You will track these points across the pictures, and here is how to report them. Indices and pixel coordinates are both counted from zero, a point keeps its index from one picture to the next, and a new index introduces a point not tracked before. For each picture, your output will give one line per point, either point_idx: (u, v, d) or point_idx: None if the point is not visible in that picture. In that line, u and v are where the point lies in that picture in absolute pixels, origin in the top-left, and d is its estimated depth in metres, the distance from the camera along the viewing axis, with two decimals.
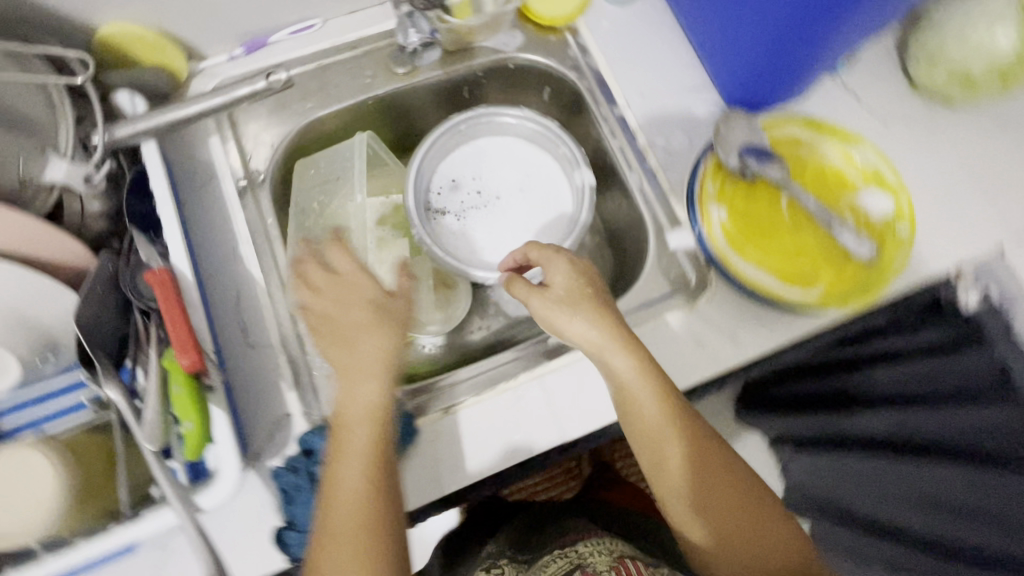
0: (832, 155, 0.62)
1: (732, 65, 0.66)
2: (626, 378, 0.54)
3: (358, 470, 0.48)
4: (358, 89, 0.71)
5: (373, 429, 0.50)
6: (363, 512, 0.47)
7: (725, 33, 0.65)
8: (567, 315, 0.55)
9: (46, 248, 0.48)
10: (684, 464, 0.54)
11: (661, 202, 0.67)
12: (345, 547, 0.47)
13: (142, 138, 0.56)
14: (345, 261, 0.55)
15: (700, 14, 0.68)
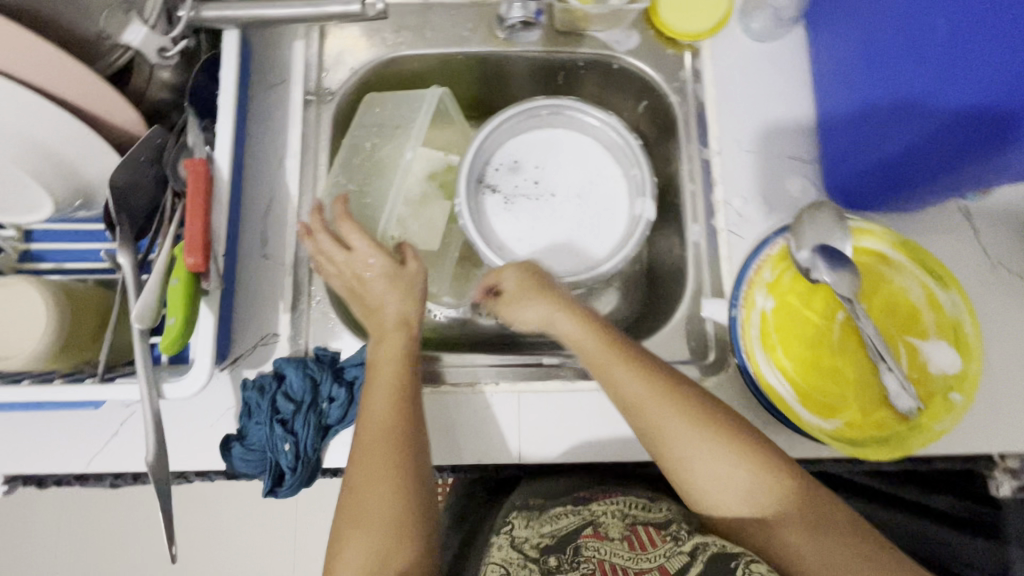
0: (912, 287, 0.56)
1: (841, 151, 0.60)
2: (584, 345, 0.56)
3: (385, 401, 0.51)
4: (454, 40, 0.68)
5: (402, 369, 0.53)
6: (390, 436, 0.49)
7: (858, 114, 0.58)
8: (523, 305, 0.60)
9: (103, 106, 0.49)
10: (680, 423, 0.49)
11: (711, 265, 0.62)
12: (376, 467, 0.48)
13: (226, 25, 0.55)
14: (357, 235, 0.58)
15: (840, 81, 0.60)
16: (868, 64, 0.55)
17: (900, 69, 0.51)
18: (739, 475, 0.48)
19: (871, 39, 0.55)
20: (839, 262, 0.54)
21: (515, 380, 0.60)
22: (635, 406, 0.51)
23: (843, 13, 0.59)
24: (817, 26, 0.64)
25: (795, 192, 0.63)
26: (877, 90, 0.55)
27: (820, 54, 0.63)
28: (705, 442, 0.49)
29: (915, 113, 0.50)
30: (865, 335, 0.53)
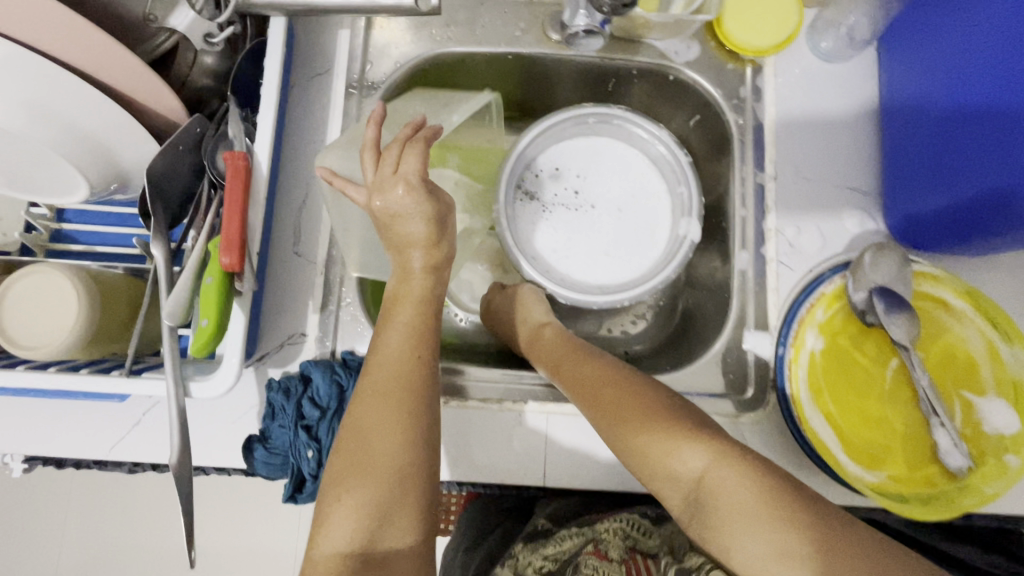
0: (973, 339, 0.53)
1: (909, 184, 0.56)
2: (545, 350, 0.59)
3: (398, 340, 0.48)
4: (504, 39, 0.65)
5: (421, 313, 0.49)
6: (399, 379, 0.46)
7: (922, 158, 0.55)
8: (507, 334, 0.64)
9: (145, 92, 0.47)
10: (615, 420, 0.49)
11: (757, 295, 0.60)
12: (382, 411, 0.45)
13: (275, 12, 0.53)
14: (412, 165, 0.48)
15: (908, 119, 0.57)
16: (939, 108, 0.52)
17: (972, 120, 0.49)
18: (670, 461, 0.45)
19: (944, 82, 0.52)
20: (896, 307, 0.51)
21: (544, 401, 0.58)
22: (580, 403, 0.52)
23: (919, 46, 0.55)
24: (889, 53, 0.60)
25: (853, 226, 0.60)
26: (946, 137, 0.52)
27: (892, 83, 0.60)
28: (626, 432, 0.48)
29: (985, 167, 0.47)
30: (919, 387, 0.51)
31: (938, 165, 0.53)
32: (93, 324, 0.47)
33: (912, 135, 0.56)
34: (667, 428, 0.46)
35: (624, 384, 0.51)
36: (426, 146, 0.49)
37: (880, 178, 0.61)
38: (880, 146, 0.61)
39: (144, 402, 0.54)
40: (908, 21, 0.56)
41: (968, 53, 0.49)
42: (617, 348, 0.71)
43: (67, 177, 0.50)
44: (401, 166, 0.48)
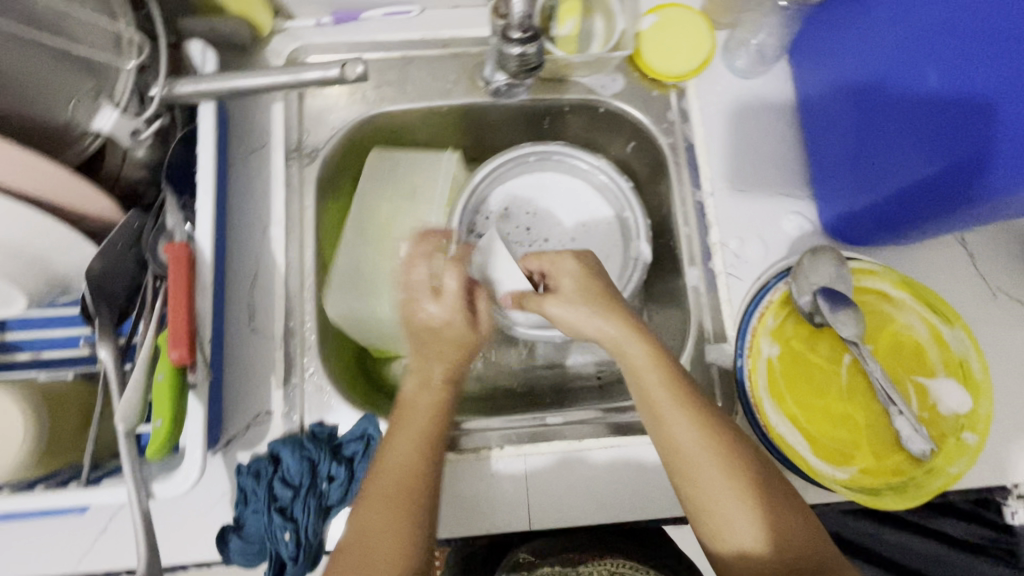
0: (917, 324, 0.55)
1: (872, 172, 0.54)
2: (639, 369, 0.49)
3: (410, 445, 0.47)
4: (436, 93, 0.66)
5: (434, 417, 0.49)
6: (410, 469, 0.46)
7: (859, 140, 0.55)
8: (580, 309, 0.52)
9: (74, 199, 0.46)
10: (710, 469, 0.45)
11: (711, 310, 0.61)
12: (385, 512, 0.44)
13: (200, 99, 0.53)
14: (453, 280, 0.55)
15: (840, 107, 0.57)
16: (878, 94, 0.52)
17: (904, 99, 0.49)
18: (730, 482, 0.45)
19: (872, 66, 0.52)
20: (840, 304, 0.53)
21: (520, 444, 0.58)
22: (665, 433, 0.47)
23: (847, 31, 0.55)
24: (818, 45, 0.60)
25: (792, 230, 0.63)
26: (880, 117, 0.52)
27: (818, 78, 0.60)
28: (720, 486, 0.45)
29: (920, 144, 0.47)
30: (874, 379, 0.53)
31: (894, 149, 0.51)
32: (43, 437, 0.46)
33: (866, 123, 0.54)
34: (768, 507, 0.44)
35: (723, 434, 0.46)
36: (462, 263, 0.56)
37: (826, 168, 0.61)
38: (820, 137, 0.61)
39: (108, 508, 0.52)
40: (827, 14, 0.58)
41: (896, 34, 0.49)
42: (589, 374, 0.71)
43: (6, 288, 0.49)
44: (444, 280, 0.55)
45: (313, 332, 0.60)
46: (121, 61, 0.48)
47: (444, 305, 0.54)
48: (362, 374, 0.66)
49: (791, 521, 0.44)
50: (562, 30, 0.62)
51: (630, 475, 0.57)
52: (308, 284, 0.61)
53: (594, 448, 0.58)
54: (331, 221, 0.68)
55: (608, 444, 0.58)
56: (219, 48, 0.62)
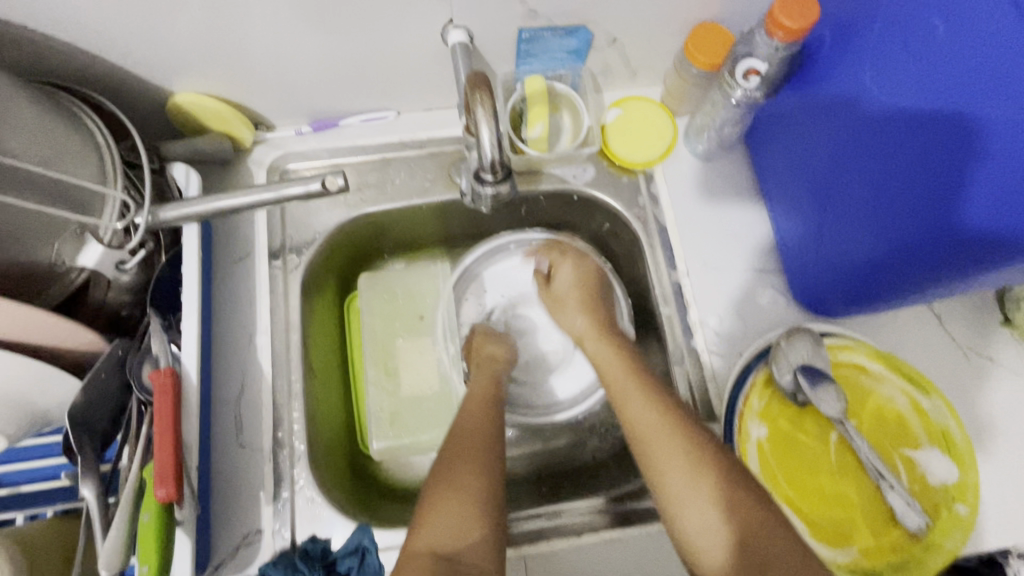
0: (896, 396, 0.56)
1: (859, 216, 0.53)
2: (614, 376, 0.56)
3: (474, 412, 0.56)
4: (416, 192, 0.69)
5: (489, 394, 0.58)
6: (478, 422, 0.55)
7: (851, 212, 0.54)
8: (572, 308, 0.65)
9: (58, 337, 0.46)
10: (676, 467, 0.47)
11: (696, 388, 0.63)
12: (462, 455, 0.50)
13: (185, 222, 0.54)
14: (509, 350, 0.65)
15: (819, 183, 0.58)
16: (852, 129, 0.52)
17: (889, 161, 0.49)
18: (681, 463, 0.47)
19: (845, 142, 0.53)
20: (819, 380, 0.55)
21: (518, 545, 0.57)
22: (637, 433, 0.51)
23: (808, 119, 0.58)
24: (777, 141, 0.63)
25: (768, 304, 0.65)
26: (869, 186, 0.52)
27: (785, 168, 0.62)
28: (687, 482, 0.47)
29: (918, 200, 0.46)
30: (862, 455, 0.54)
31: (882, 187, 0.50)
32: None
33: (845, 165, 0.54)
34: (731, 503, 0.45)
35: (695, 432, 0.49)
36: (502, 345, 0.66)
37: (817, 248, 0.60)
38: (805, 218, 0.61)
39: None
40: (783, 108, 0.61)
41: (862, 111, 0.51)
42: (585, 452, 0.70)
43: None
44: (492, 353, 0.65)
45: (302, 440, 0.59)
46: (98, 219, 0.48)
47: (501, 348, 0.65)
48: (353, 476, 0.65)
49: (751, 513, 0.45)
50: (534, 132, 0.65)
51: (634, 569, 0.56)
52: (296, 390, 0.61)
53: (595, 544, 0.57)
54: (317, 322, 0.69)
55: (608, 539, 0.57)
56: (200, 165, 0.64)
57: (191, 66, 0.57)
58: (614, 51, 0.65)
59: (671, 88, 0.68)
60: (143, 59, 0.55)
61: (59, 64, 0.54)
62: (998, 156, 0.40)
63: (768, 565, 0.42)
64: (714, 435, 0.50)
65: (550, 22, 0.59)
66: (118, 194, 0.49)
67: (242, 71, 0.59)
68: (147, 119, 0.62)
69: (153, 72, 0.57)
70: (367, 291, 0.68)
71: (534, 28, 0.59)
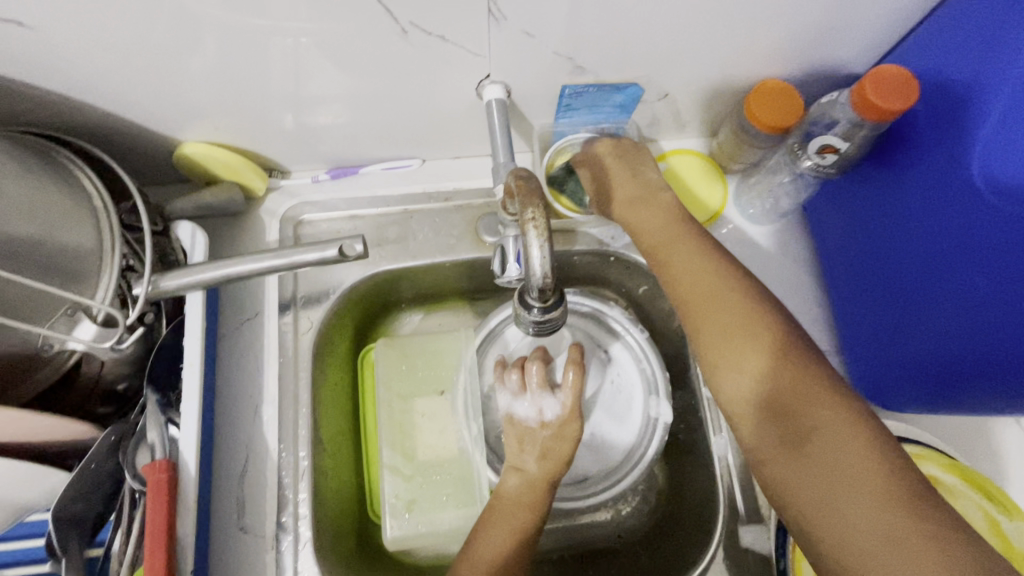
0: (972, 514, 0.50)
1: (947, 275, 0.46)
2: (660, 236, 0.52)
3: (502, 536, 0.51)
4: (440, 248, 0.64)
5: (529, 508, 0.53)
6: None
7: (936, 293, 0.47)
8: (626, 172, 0.56)
9: (44, 430, 0.42)
10: (726, 324, 0.45)
11: (742, 484, 0.57)
12: None
13: (189, 290, 0.49)
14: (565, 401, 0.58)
15: (892, 261, 0.52)
16: (944, 172, 0.46)
17: (984, 225, 0.43)
18: (740, 347, 0.44)
19: (931, 205, 0.47)
20: None
21: None
22: (678, 286, 0.49)
23: (878, 187, 0.52)
24: (845, 211, 0.56)
25: None
26: (956, 257, 0.45)
27: (851, 249, 0.56)
28: (735, 337, 0.45)
29: None
30: None
31: (985, 245, 0.43)
32: None
33: (932, 215, 0.47)
34: (786, 349, 0.43)
35: (748, 294, 0.46)
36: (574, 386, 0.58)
37: (891, 341, 0.53)
38: (878, 304, 0.54)
39: None
40: (848, 182, 0.56)
41: (947, 173, 0.46)
42: (608, 533, 0.66)
43: None
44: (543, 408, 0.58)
45: (309, 525, 0.55)
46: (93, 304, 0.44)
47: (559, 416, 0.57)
48: (361, 557, 0.61)
49: (807, 395, 0.41)
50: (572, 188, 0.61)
51: None
52: (303, 469, 0.56)
53: None
54: (328, 384, 0.64)
55: None
56: (209, 216, 0.59)
57: (203, 115, 0.52)
58: (663, 105, 0.59)
59: (724, 145, 0.62)
60: (152, 109, 0.51)
61: (60, 114, 0.49)
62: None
63: (811, 443, 0.40)
64: (765, 287, 0.47)
65: (597, 77, 0.53)
66: (116, 266, 0.45)
67: (259, 121, 0.54)
68: (154, 167, 0.57)
69: (161, 122, 0.52)
70: (384, 359, 0.63)
71: (579, 84, 0.54)
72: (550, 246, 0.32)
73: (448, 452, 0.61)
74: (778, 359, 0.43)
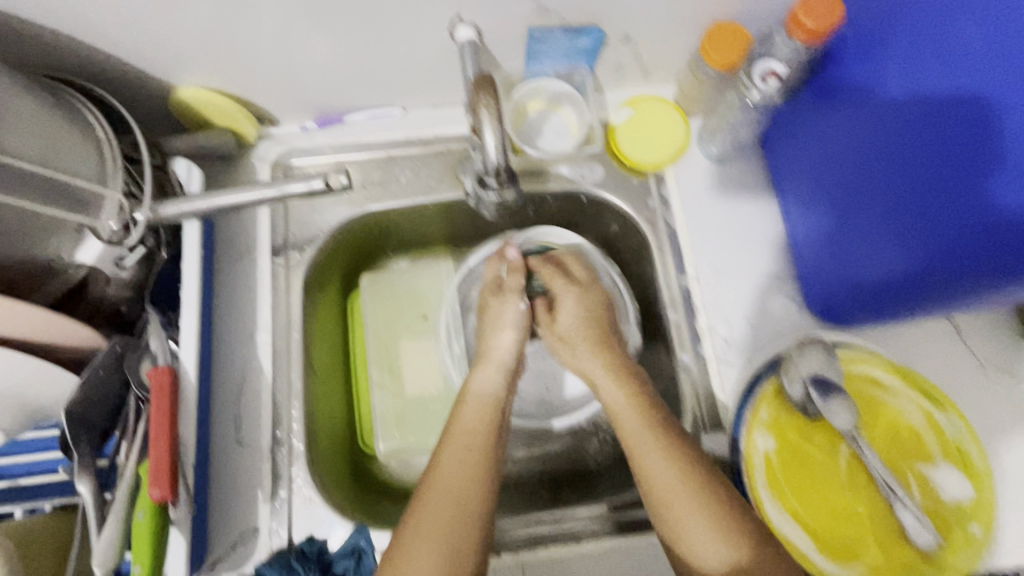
0: (910, 410, 0.55)
1: (876, 191, 0.51)
2: (623, 417, 0.51)
3: (466, 453, 0.50)
4: (421, 190, 0.68)
5: (487, 419, 0.53)
6: (466, 483, 0.48)
7: (881, 223, 0.50)
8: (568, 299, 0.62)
9: (56, 335, 0.46)
10: (665, 464, 0.47)
11: (704, 398, 0.61)
12: (440, 517, 0.46)
13: (187, 218, 0.53)
14: (517, 314, 0.61)
15: (834, 178, 0.56)
16: (874, 97, 0.50)
17: (917, 158, 0.46)
18: (672, 483, 0.46)
19: (862, 126, 0.52)
20: (832, 394, 0.53)
21: (518, 551, 0.56)
22: (655, 489, 0.47)
23: (841, 126, 0.54)
24: (793, 142, 0.61)
25: (779, 312, 0.63)
26: (900, 193, 0.48)
27: (808, 172, 0.59)
28: (678, 487, 0.46)
29: (941, 183, 0.44)
30: (874, 471, 0.52)
31: (902, 163, 0.48)
32: None
33: (863, 139, 0.52)
34: (728, 522, 0.45)
35: (678, 455, 0.47)
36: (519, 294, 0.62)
37: (837, 250, 0.57)
38: (825, 221, 0.58)
39: None
40: (812, 114, 0.57)
41: (899, 113, 0.48)
42: (586, 461, 0.71)
43: None
44: (506, 314, 0.61)
45: (302, 440, 0.59)
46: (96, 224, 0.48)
47: (513, 333, 0.60)
48: (354, 474, 0.66)
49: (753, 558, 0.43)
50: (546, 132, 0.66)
51: None
52: (296, 390, 0.61)
53: (594, 551, 0.56)
54: (318, 320, 0.68)
55: (606, 548, 0.56)
56: (203, 159, 0.63)
57: (196, 60, 0.56)
58: (626, 49, 0.63)
59: (686, 88, 0.66)
60: (148, 54, 0.54)
61: (63, 58, 0.53)
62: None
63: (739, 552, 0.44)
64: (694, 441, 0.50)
65: (562, 20, 0.57)
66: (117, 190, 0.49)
67: (247, 67, 0.58)
68: (151, 113, 0.61)
69: (157, 67, 0.56)
70: (367, 292, 0.68)
71: (544, 27, 0.58)
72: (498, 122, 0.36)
73: (432, 378, 0.65)
74: (707, 485, 0.46)
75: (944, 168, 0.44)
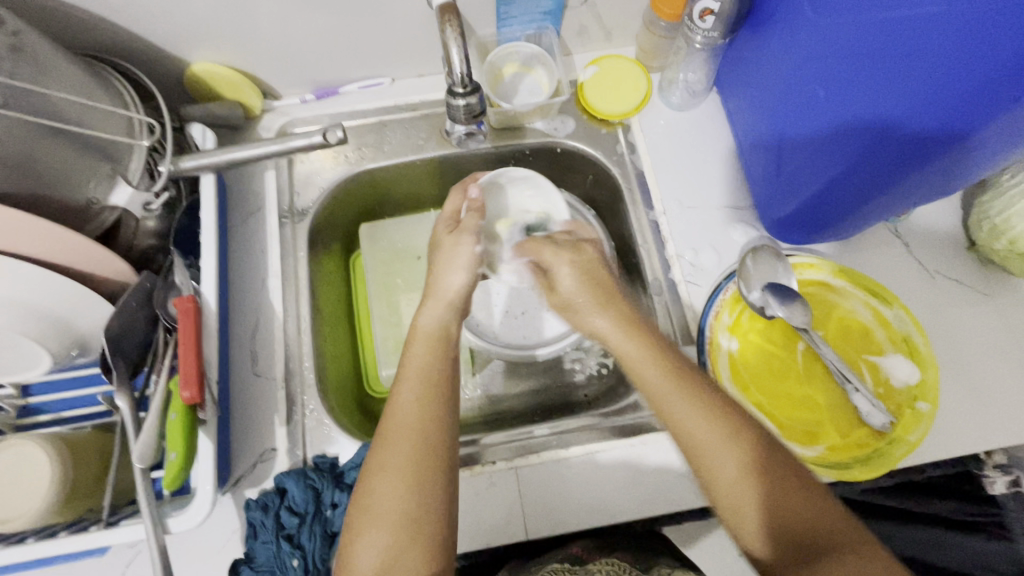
0: (860, 309, 0.61)
1: (805, 105, 0.56)
2: (650, 380, 0.49)
3: (414, 386, 0.50)
4: (410, 149, 0.75)
5: (429, 346, 0.53)
6: (425, 421, 0.48)
7: (816, 138, 0.55)
8: (560, 264, 0.58)
9: (96, 266, 0.53)
10: (703, 424, 0.46)
11: (677, 318, 0.67)
12: (394, 449, 0.47)
13: (202, 171, 0.60)
14: (467, 245, 0.60)
15: (773, 98, 0.61)
16: (795, 17, 0.55)
17: (836, 64, 0.51)
18: (729, 467, 0.44)
19: (786, 48, 0.57)
20: (787, 296, 0.59)
21: (511, 459, 0.62)
22: (693, 447, 0.46)
23: (772, 51, 0.60)
24: (742, 73, 0.66)
25: (740, 237, 0.69)
26: (826, 105, 0.53)
27: (753, 97, 0.65)
28: (713, 439, 0.45)
29: (856, 81, 0.49)
30: (827, 361, 0.58)
31: (822, 74, 0.53)
32: (66, 484, 0.50)
33: (790, 59, 0.57)
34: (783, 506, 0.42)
35: (733, 427, 0.45)
36: (473, 233, 0.61)
37: (779, 167, 0.63)
38: (768, 140, 0.64)
39: (125, 552, 0.56)
40: (751, 47, 0.63)
41: (815, 26, 0.52)
42: (575, 394, 0.77)
43: (33, 351, 0.54)
44: (458, 246, 0.60)
45: (312, 371, 0.65)
46: (126, 172, 0.55)
47: (460, 273, 0.58)
48: (359, 409, 0.72)
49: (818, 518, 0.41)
50: (506, 80, 0.73)
51: (616, 478, 0.61)
52: (304, 329, 0.67)
53: (580, 455, 0.62)
54: (323, 271, 0.75)
55: (590, 451, 0.62)
56: (216, 128, 0.71)
57: (206, 37, 0.64)
58: (586, 10, 0.70)
59: (643, 44, 0.73)
60: (164, 32, 0.62)
61: (94, 37, 0.61)
62: (942, 56, 0.41)
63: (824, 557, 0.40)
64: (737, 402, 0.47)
65: None
66: (145, 146, 0.56)
67: (250, 43, 0.66)
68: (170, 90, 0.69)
69: (171, 45, 0.64)
70: (367, 240, 0.78)
71: None
72: (460, 43, 0.56)
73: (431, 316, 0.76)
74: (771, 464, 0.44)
75: (858, 69, 0.48)
